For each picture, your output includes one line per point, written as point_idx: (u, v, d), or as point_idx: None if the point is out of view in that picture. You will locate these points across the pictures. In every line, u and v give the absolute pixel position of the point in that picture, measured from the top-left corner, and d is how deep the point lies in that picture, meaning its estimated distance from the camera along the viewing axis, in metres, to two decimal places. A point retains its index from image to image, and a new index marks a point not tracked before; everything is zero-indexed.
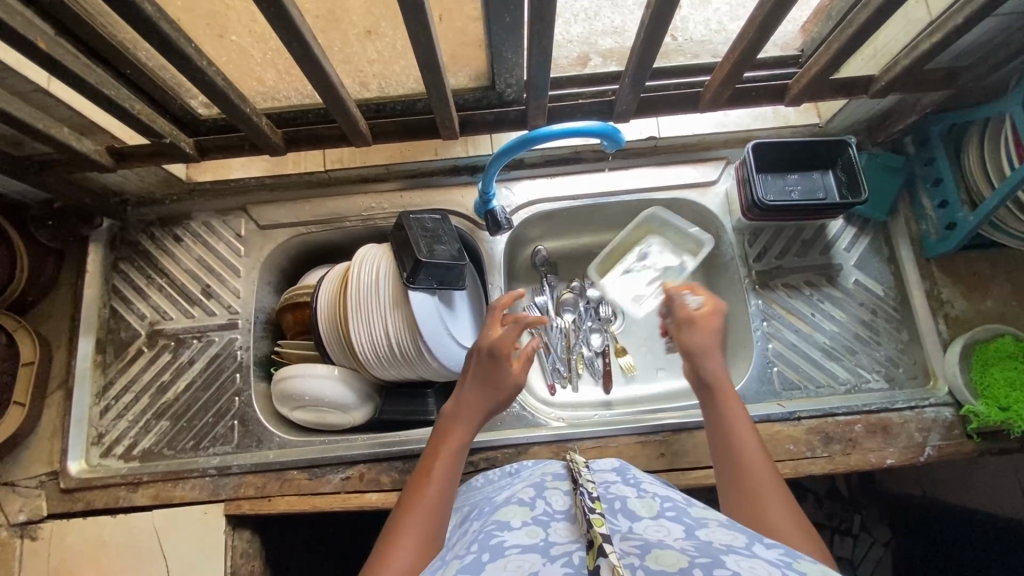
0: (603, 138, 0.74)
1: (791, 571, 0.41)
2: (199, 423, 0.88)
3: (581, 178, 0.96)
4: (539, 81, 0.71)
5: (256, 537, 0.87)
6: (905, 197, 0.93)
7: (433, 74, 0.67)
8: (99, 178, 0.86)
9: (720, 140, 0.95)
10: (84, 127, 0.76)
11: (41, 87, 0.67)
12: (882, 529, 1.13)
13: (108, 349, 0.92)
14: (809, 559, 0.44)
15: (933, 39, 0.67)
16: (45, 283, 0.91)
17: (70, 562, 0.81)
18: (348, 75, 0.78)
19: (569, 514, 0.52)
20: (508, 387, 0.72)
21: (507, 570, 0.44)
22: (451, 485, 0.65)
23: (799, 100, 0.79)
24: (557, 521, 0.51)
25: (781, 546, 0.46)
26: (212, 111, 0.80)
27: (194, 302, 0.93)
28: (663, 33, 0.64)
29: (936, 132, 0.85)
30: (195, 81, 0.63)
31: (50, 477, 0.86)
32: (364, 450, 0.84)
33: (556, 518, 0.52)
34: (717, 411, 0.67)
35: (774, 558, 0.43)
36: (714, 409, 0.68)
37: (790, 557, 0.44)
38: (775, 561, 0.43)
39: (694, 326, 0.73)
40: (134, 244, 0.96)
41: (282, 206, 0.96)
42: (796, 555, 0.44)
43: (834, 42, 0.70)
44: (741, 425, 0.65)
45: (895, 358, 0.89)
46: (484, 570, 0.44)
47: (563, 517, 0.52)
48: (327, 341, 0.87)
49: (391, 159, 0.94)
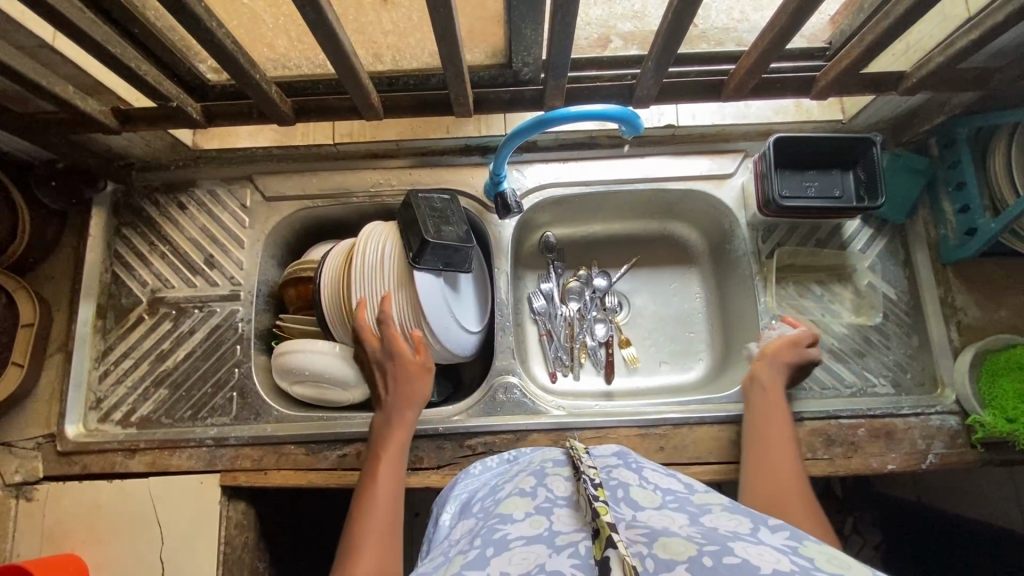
0: (621, 123, 0.72)
1: (799, 557, 0.42)
2: (198, 393, 0.88)
3: (595, 164, 0.93)
4: (559, 60, 0.68)
5: (250, 509, 0.88)
6: (925, 201, 0.91)
7: (451, 48, 0.65)
8: (103, 139, 0.84)
9: (739, 132, 0.93)
10: (90, 86, 0.74)
11: (46, 42, 0.65)
12: (873, 532, 1.09)
13: (108, 314, 0.91)
14: (814, 542, 0.45)
15: (970, 36, 0.65)
16: (47, 245, 0.90)
17: (65, 524, 0.82)
18: (361, 45, 0.76)
19: (571, 501, 0.52)
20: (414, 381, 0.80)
21: (514, 563, 0.44)
22: (395, 501, 0.72)
23: (824, 94, 0.77)
24: (559, 509, 0.51)
25: (786, 529, 0.46)
26: (221, 77, 0.78)
27: (197, 272, 0.92)
28: (692, 16, 0.61)
29: (962, 135, 0.82)
30: (205, 44, 0.61)
31: (47, 439, 0.86)
32: (362, 429, 0.84)
33: (558, 505, 0.52)
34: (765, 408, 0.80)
35: (780, 544, 0.44)
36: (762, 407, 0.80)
37: (796, 541, 0.44)
38: (782, 547, 0.43)
39: (788, 345, 0.83)
40: (138, 210, 0.94)
41: (288, 178, 0.94)
42: (802, 539, 0.45)
43: (869, 34, 0.68)
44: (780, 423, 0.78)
45: (904, 363, 0.88)
46: (489, 566, 0.45)
47: (565, 503, 0.52)
48: (329, 319, 0.85)
49: (402, 135, 0.92)
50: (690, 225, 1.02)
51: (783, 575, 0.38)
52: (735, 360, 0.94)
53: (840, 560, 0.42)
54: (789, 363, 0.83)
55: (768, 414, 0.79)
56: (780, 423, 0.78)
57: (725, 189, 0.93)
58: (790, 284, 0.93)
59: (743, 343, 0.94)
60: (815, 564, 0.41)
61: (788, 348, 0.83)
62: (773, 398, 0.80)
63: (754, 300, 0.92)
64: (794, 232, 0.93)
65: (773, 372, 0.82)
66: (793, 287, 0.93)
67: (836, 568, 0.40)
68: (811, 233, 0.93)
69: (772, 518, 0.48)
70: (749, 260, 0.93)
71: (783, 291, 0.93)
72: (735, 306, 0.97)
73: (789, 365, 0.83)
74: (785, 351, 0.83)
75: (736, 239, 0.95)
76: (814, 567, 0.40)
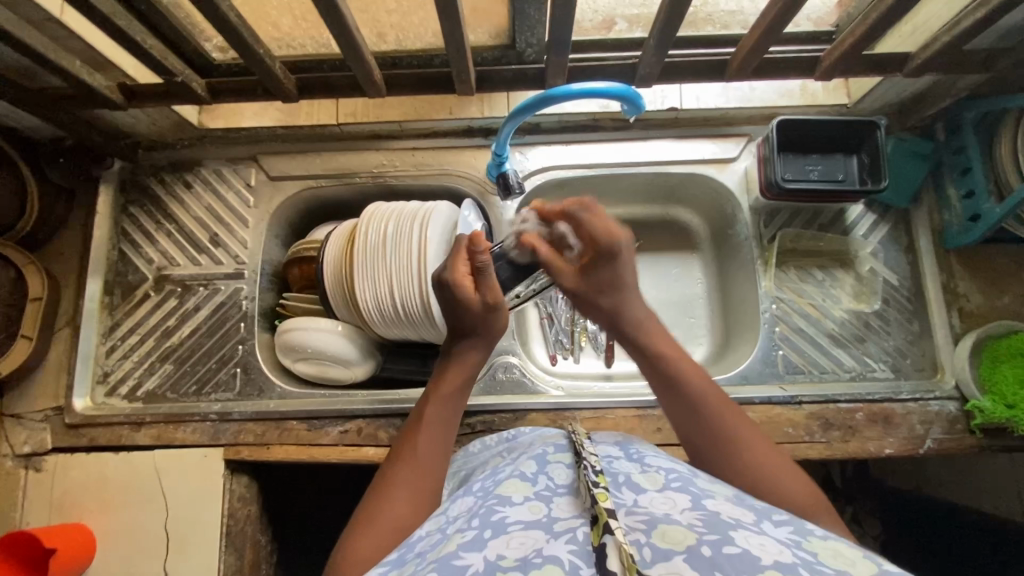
0: (624, 102, 0.72)
1: (802, 551, 0.42)
2: (203, 368, 0.89)
3: (597, 147, 0.93)
4: (562, 38, 0.68)
5: (253, 483, 0.89)
6: (930, 186, 0.90)
7: (453, 25, 0.65)
8: (109, 117, 0.85)
9: (744, 116, 0.92)
10: (97, 62, 0.75)
11: (54, 16, 0.66)
12: (873, 522, 1.10)
13: (116, 291, 0.92)
14: (819, 538, 0.44)
15: (976, 15, 0.64)
16: (55, 222, 0.91)
17: (72, 494, 0.84)
18: (365, 24, 0.77)
19: (572, 488, 0.52)
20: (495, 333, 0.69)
21: (512, 549, 0.45)
22: (437, 468, 0.62)
23: (828, 76, 0.76)
24: (559, 496, 0.51)
25: (790, 523, 0.46)
26: (227, 55, 0.79)
27: (202, 250, 0.93)
28: (685, 8, 0.63)
29: (968, 119, 0.81)
30: (211, 18, 0.62)
31: (55, 412, 0.87)
32: (365, 405, 0.85)
33: (558, 493, 0.51)
34: (681, 378, 0.63)
35: (784, 537, 0.44)
36: (670, 377, 0.64)
37: (801, 536, 0.44)
38: (785, 540, 0.43)
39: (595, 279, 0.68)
40: (144, 188, 0.95)
41: (293, 158, 0.95)
42: (807, 533, 0.45)
43: (873, 12, 0.67)
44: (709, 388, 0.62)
45: (904, 349, 0.88)
46: (487, 549, 0.45)
47: (565, 491, 0.51)
48: (332, 297, 0.86)
49: (405, 116, 0.94)
50: (693, 211, 1.02)
51: (783, 567, 0.39)
52: (735, 344, 0.95)
53: (845, 557, 0.42)
54: (624, 278, 0.68)
55: (684, 384, 0.63)
56: (714, 397, 0.62)
57: (727, 173, 0.93)
58: (792, 269, 0.92)
59: (743, 327, 0.94)
60: (817, 560, 0.41)
61: (608, 271, 0.68)
62: (671, 368, 0.64)
63: (755, 285, 0.92)
64: (796, 217, 0.93)
65: (634, 309, 0.68)
66: (795, 271, 0.92)
67: (839, 565, 0.41)
68: (814, 217, 0.93)
69: (778, 512, 0.48)
70: (751, 244, 0.93)
71: (785, 275, 0.92)
72: (735, 291, 0.97)
73: (623, 287, 0.68)
74: (603, 277, 0.68)
75: (739, 223, 0.95)
76: (818, 562, 0.41)
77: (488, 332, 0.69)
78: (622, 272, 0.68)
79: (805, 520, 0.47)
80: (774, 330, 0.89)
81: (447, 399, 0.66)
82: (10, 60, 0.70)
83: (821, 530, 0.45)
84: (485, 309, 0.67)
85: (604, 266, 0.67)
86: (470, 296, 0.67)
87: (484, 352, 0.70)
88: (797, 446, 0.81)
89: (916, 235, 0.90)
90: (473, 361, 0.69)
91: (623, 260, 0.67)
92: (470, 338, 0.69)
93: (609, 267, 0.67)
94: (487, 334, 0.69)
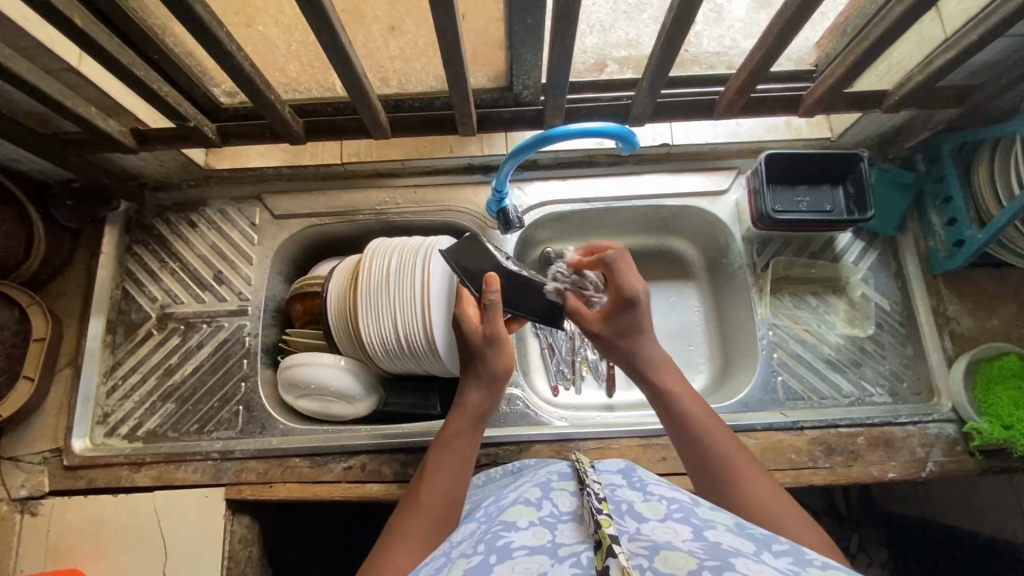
0: (618, 140, 0.75)
1: None
2: (204, 407, 0.89)
3: (593, 181, 0.97)
4: (558, 82, 0.72)
5: (254, 523, 0.88)
6: (913, 214, 0.94)
7: (457, 70, 0.68)
8: (118, 159, 0.87)
9: (733, 150, 0.96)
10: (111, 108, 0.77)
11: (72, 66, 0.68)
12: (879, 551, 1.10)
13: (118, 329, 0.93)
14: (819, 568, 0.44)
15: (946, 56, 0.69)
16: (59, 263, 0.92)
17: (69, 538, 0.82)
18: (370, 70, 0.80)
19: (576, 515, 0.51)
20: (497, 372, 0.70)
21: (517, 572, 0.44)
22: (449, 505, 0.62)
23: (811, 113, 0.80)
24: (564, 523, 0.50)
25: (789, 553, 0.46)
26: (234, 100, 0.82)
27: (206, 287, 0.94)
28: (681, 42, 0.65)
29: (946, 150, 0.85)
30: (224, 65, 0.64)
31: (53, 453, 0.86)
32: (367, 441, 0.85)
33: (563, 520, 0.51)
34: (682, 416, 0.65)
35: (783, 567, 0.44)
36: (674, 417, 0.66)
37: (800, 565, 0.44)
38: (784, 569, 0.43)
39: (632, 311, 0.71)
40: (149, 228, 0.97)
41: (297, 197, 0.97)
42: (806, 562, 0.45)
43: (849, 55, 0.71)
44: (710, 424, 0.64)
45: (900, 372, 0.90)
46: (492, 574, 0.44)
47: (569, 518, 0.51)
48: (336, 332, 0.87)
49: (407, 155, 0.96)
50: (687, 240, 1.05)
51: None
52: (734, 371, 0.96)
53: None
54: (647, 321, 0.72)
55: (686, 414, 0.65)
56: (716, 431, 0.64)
57: (720, 205, 0.96)
58: (787, 296, 0.95)
59: (740, 354, 0.96)
60: None
61: (628, 316, 0.71)
62: (672, 403, 0.67)
63: (751, 311, 0.94)
64: (788, 245, 0.96)
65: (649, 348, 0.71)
66: (790, 298, 0.95)
67: None
68: (805, 246, 0.96)
69: (779, 542, 0.48)
70: (745, 271, 0.95)
71: (781, 302, 0.94)
72: (732, 318, 0.99)
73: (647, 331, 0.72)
74: (624, 323, 0.71)
75: (732, 253, 0.97)
76: None
77: (491, 373, 0.70)
78: (642, 319, 0.71)
79: (805, 549, 0.47)
80: (773, 356, 0.91)
81: (455, 441, 0.67)
82: (25, 107, 0.73)
83: (819, 560, 0.45)
84: (485, 341, 0.69)
85: (626, 313, 0.71)
86: (474, 327, 0.71)
87: (486, 392, 0.70)
88: (800, 472, 0.81)
89: (903, 261, 0.94)
90: (482, 403, 0.70)
91: (641, 308, 0.71)
92: (479, 379, 0.70)
93: (627, 317, 0.71)
94: (489, 377, 0.70)
